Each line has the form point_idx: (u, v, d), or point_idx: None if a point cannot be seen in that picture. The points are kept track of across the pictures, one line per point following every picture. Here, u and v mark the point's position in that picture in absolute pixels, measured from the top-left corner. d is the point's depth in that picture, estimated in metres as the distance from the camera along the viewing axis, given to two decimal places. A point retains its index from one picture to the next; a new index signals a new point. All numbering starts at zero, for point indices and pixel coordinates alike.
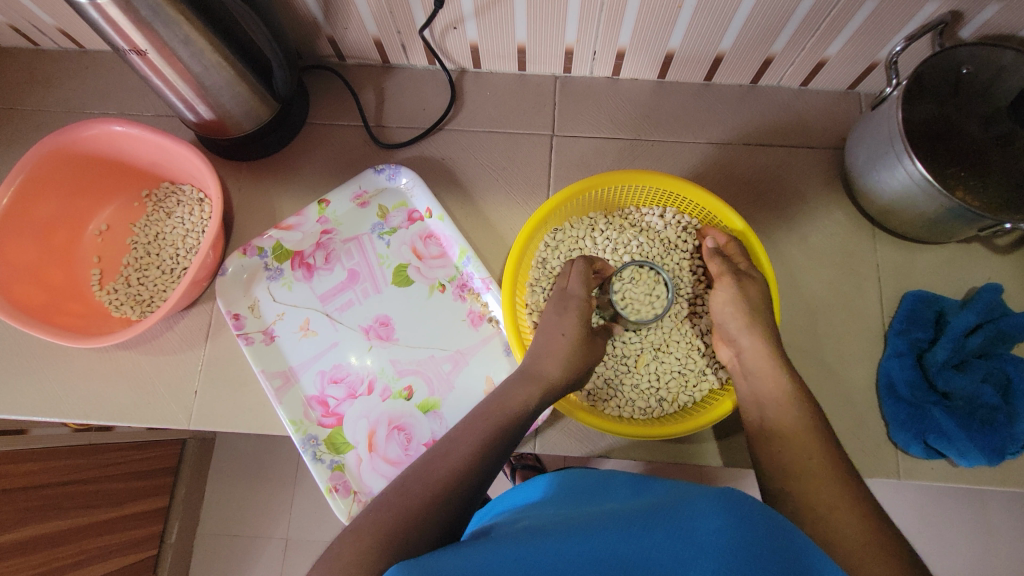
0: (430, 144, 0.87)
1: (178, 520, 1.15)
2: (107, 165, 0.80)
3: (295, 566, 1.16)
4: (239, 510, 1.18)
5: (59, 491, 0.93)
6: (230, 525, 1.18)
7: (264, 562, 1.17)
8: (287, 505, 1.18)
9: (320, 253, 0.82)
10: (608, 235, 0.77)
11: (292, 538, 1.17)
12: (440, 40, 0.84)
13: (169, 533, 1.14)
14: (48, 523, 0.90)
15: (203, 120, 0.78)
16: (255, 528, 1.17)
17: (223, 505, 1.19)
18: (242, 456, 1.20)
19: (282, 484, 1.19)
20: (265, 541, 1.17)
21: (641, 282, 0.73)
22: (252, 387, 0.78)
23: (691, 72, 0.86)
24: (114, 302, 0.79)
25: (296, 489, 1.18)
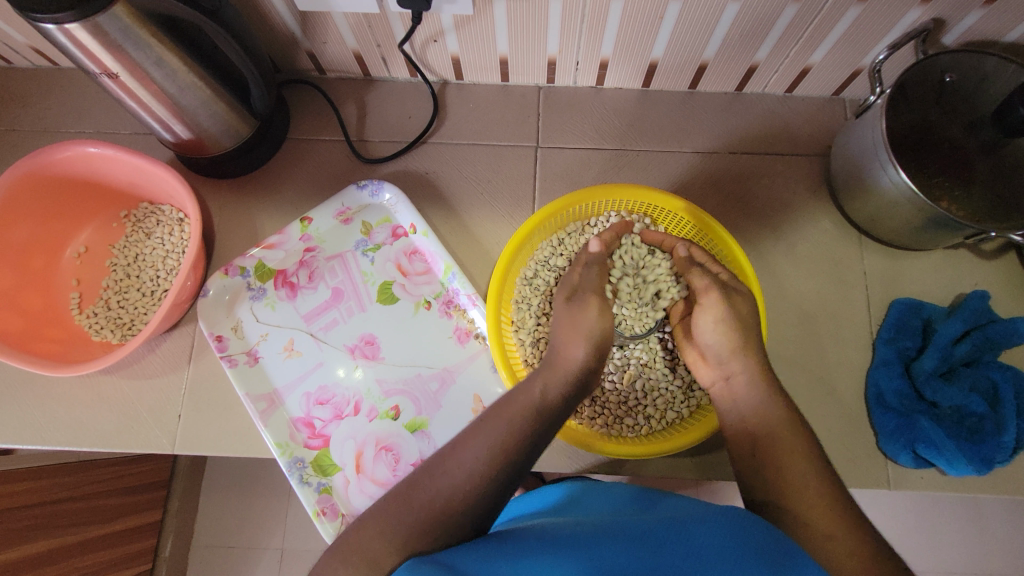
0: (414, 157, 0.86)
1: (173, 534, 1.14)
2: (82, 187, 0.79)
3: None
4: (233, 522, 1.17)
5: (49, 511, 0.93)
6: (224, 538, 1.17)
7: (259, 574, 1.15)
8: (281, 516, 1.17)
9: (303, 271, 0.81)
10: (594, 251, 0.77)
11: (287, 549, 1.16)
12: (421, 53, 0.82)
13: (162, 548, 1.13)
14: (40, 542, 0.90)
15: (181, 140, 0.76)
16: (249, 540, 1.16)
17: (216, 518, 1.18)
18: (234, 471, 1.19)
19: (276, 496, 1.18)
20: (259, 552, 1.16)
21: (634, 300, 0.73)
22: (237, 410, 0.77)
23: (675, 80, 0.86)
24: (94, 327, 0.78)
25: (290, 501, 1.17)
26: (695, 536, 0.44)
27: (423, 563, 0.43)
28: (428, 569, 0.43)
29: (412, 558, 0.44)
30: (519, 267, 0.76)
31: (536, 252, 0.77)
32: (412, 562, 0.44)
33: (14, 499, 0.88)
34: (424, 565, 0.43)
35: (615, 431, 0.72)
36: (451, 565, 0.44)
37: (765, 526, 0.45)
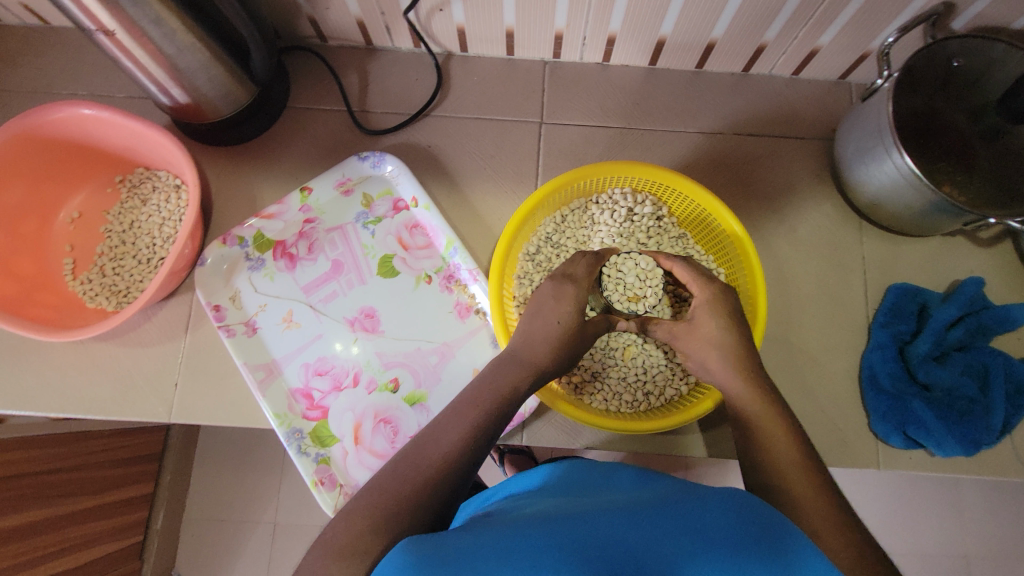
0: (416, 129, 0.85)
1: (165, 506, 1.16)
2: (75, 149, 0.77)
3: (283, 549, 1.18)
4: (227, 497, 1.20)
5: (40, 481, 0.92)
6: (218, 511, 1.19)
7: (252, 546, 1.18)
8: (275, 491, 1.19)
9: (302, 242, 0.80)
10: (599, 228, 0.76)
11: (279, 522, 1.19)
12: (426, 22, 0.81)
13: (154, 520, 1.14)
14: (30, 512, 0.90)
15: (178, 104, 0.75)
16: (242, 514, 1.19)
17: (210, 492, 1.20)
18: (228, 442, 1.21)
19: (270, 471, 1.20)
20: (253, 525, 1.18)
21: (643, 276, 0.71)
22: (234, 380, 0.76)
23: (682, 59, 0.85)
24: (88, 293, 0.77)
25: (283, 476, 1.19)
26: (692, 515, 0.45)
27: (421, 542, 0.43)
28: (425, 549, 0.42)
29: (409, 537, 0.44)
30: (522, 243, 0.75)
31: (541, 227, 0.76)
32: (408, 542, 0.43)
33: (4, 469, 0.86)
34: (420, 544, 0.43)
35: (613, 407, 0.72)
36: (449, 543, 0.43)
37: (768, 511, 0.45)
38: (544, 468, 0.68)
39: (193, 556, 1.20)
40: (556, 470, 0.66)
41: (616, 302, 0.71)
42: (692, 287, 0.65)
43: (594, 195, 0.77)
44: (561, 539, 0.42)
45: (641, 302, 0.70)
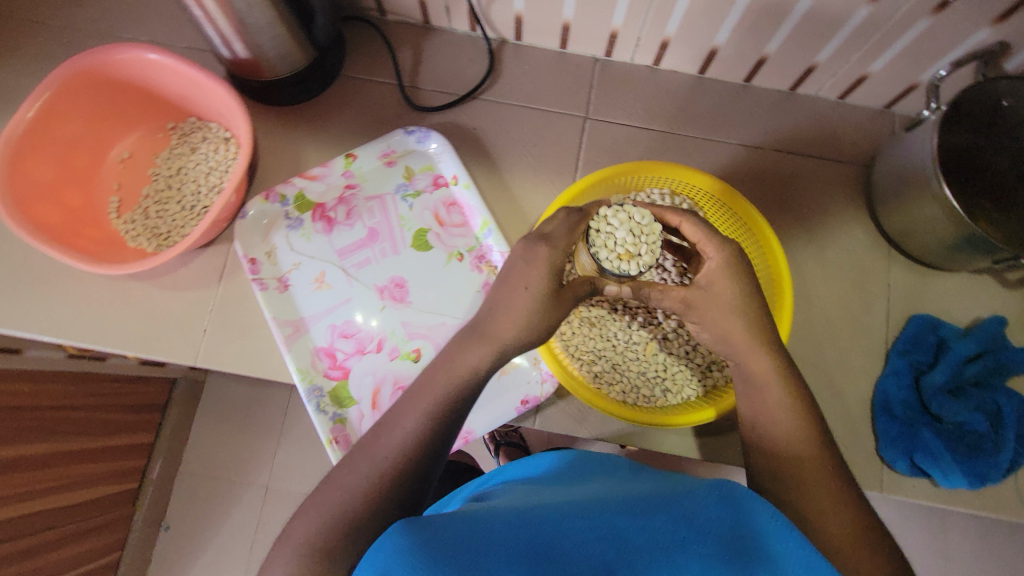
0: (463, 111, 0.86)
1: (161, 461, 1.29)
2: (134, 91, 0.79)
3: (269, 508, 1.32)
4: (222, 460, 1.34)
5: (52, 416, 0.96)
6: (211, 469, 1.34)
7: (241, 508, 1.33)
8: (270, 454, 1.33)
9: (341, 207, 0.82)
10: None
11: (271, 486, 1.34)
12: (486, 6, 0.82)
13: (150, 471, 1.26)
14: (46, 442, 0.95)
15: (238, 59, 0.76)
16: (235, 476, 1.34)
17: (207, 452, 1.34)
18: (229, 403, 1.36)
19: (270, 434, 1.36)
20: (243, 488, 1.32)
21: (634, 231, 0.64)
22: (261, 332, 0.78)
23: (731, 71, 0.86)
24: (130, 232, 0.79)
25: (282, 440, 1.34)
26: (689, 513, 0.46)
27: (416, 529, 0.44)
28: (419, 537, 0.43)
29: (404, 522, 0.44)
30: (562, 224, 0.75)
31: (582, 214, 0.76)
32: (402, 526, 0.44)
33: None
34: (416, 531, 0.44)
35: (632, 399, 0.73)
36: (445, 531, 0.44)
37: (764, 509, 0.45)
38: (547, 455, 0.69)
39: (184, 508, 1.33)
40: (555, 459, 0.67)
41: (604, 261, 0.64)
42: (707, 248, 0.61)
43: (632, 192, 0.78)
44: (557, 536, 0.43)
45: (633, 259, 0.64)
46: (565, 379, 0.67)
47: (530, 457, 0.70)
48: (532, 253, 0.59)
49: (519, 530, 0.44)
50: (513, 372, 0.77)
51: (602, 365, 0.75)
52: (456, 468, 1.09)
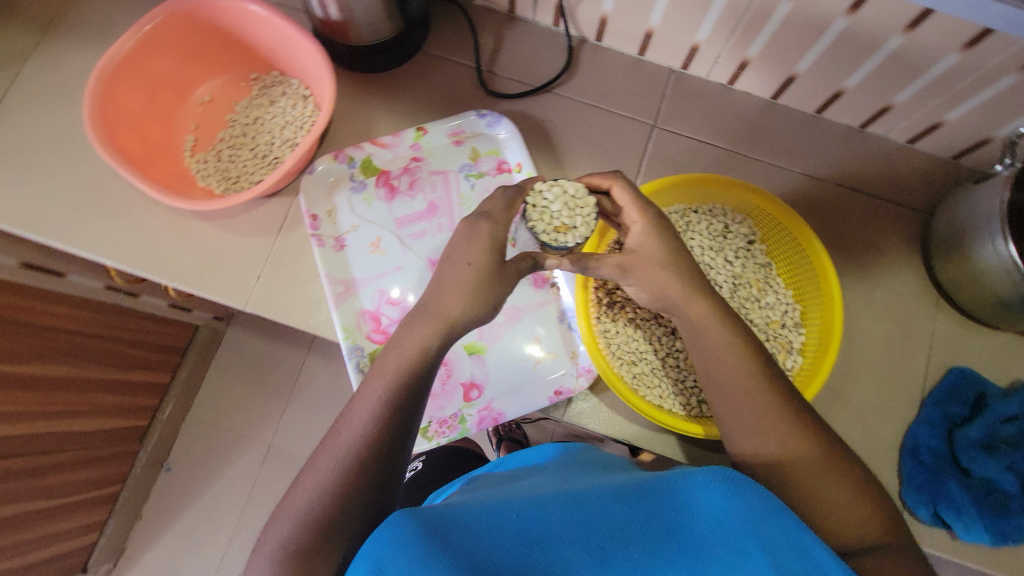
0: (535, 102, 0.88)
1: (173, 400, 1.53)
2: (226, 37, 0.81)
3: (270, 465, 1.57)
4: (233, 412, 1.60)
5: (35, 334, 1.05)
6: (221, 422, 1.60)
7: (248, 455, 1.58)
8: (278, 412, 1.60)
9: (405, 177, 0.84)
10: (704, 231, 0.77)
11: (273, 446, 1.58)
12: (574, 4, 0.83)
13: (162, 410, 1.51)
14: (60, 365, 1.12)
15: (330, 20, 0.78)
16: (239, 430, 1.59)
17: (216, 398, 1.61)
18: (244, 355, 1.63)
19: (279, 395, 1.61)
20: (250, 441, 1.58)
21: (568, 203, 0.66)
22: (312, 287, 0.80)
23: (804, 100, 0.86)
24: (201, 172, 0.82)
25: (289, 401, 1.60)
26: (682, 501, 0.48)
27: (416, 518, 0.48)
28: (419, 524, 0.47)
29: (401, 512, 0.49)
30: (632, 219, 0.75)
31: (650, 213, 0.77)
32: (403, 515, 0.48)
33: (16, 322, 1.01)
34: (415, 519, 0.48)
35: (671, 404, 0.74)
36: (442, 522, 0.49)
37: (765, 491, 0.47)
38: (549, 449, 0.82)
39: (190, 443, 1.59)
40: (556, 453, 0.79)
41: (541, 233, 0.66)
42: (632, 213, 0.64)
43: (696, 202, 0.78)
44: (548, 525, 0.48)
45: (569, 231, 0.66)
46: (608, 379, 0.68)
47: (535, 447, 0.84)
48: (474, 230, 0.62)
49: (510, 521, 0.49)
50: (550, 363, 0.79)
51: (644, 366, 0.76)
52: (461, 452, 1.12)
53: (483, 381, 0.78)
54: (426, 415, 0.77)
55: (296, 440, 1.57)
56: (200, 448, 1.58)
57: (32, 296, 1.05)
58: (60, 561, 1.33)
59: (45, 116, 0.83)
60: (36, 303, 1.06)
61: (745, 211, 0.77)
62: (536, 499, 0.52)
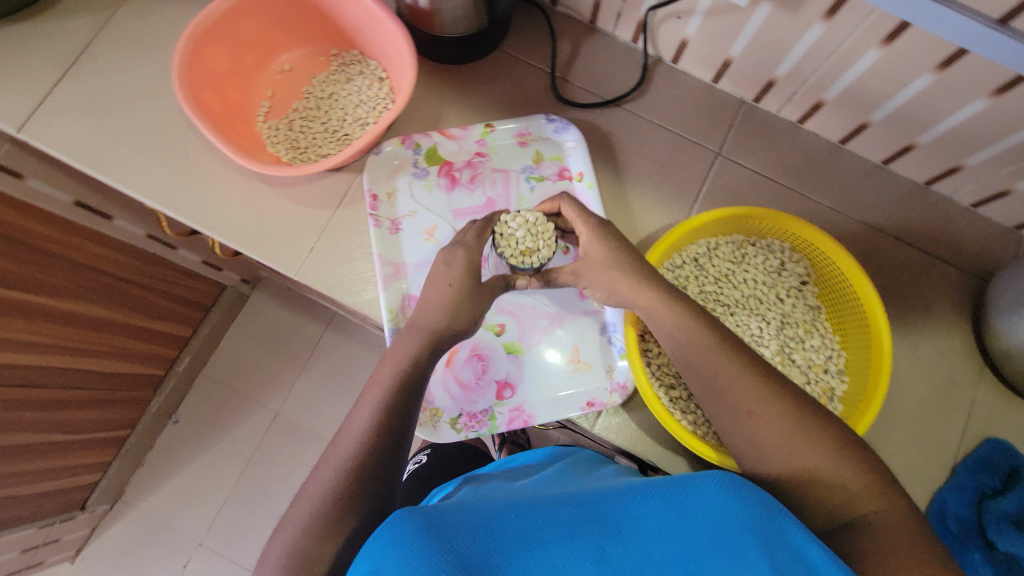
0: (603, 115, 0.89)
1: (191, 355, 1.55)
2: (315, 11, 0.83)
3: (274, 431, 1.58)
4: (246, 374, 1.62)
5: (73, 271, 1.08)
6: (233, 383, 1.62)
7: (255, 419, 1.59)
8: (291, 380, 1.62)
9: (467, 171, 0.85)
10: (760, 266, 0.77)
11: (279, 414, 1.59)
12: (657, 24, 0.84)
13: (178, 363, 1.54)
14: (92, 306, 1.14)
15: (417, 8, 0.80)
16: (249, 393, 1.61)
17: (231, 359, 1.63)
18: (265, 321, 1.65)
19: (293, 364, 1.62)
20: (258, 406, 1.60)
21: (529, 229, 0.77)
22: (363, 265, 0.81)
23: (872, 149, 0.86)
24: (272, 138, 0.83)
25: (302, 371, 1.62)
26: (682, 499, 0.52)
27: (419, 517, 0.50)
28: (423, 521, 0.50)
29: (402, 512, 0.51)
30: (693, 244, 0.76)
31: (710, 240, 0.77)
32: (405, 515, 0.50)
33: (58, 258, 1.04)
34: (417, 518, 0.50)
35: (706, 431, 0.75)
36: (444, 521, 0.51)
37: (755, 488, 0.52)
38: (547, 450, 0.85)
39: (200, 398, 1.61)
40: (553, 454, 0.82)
41: (510, 257, 0.77)
42: (581, 224, 0.72)
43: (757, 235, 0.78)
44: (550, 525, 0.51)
45: (533, 254, 0.76)
46: (649, 396, 0.69)
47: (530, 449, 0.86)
48: (452, 256, 0.73)
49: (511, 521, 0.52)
50: (585, 373, 0.80)
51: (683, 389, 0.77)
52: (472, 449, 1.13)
53: (517, 382, 0.79)
54: (456, 407, 0.78)
55: (303, 411, 1.59)
56: (209, 405, 1.60)
57: (77, 236, 1.08)
58: (64, 496, 1.36)
59: (131, 64, 0.85)
60: (80, 243, 1.09)
61: (804, 252, 0.77)
62: (540, 502, 0.55)
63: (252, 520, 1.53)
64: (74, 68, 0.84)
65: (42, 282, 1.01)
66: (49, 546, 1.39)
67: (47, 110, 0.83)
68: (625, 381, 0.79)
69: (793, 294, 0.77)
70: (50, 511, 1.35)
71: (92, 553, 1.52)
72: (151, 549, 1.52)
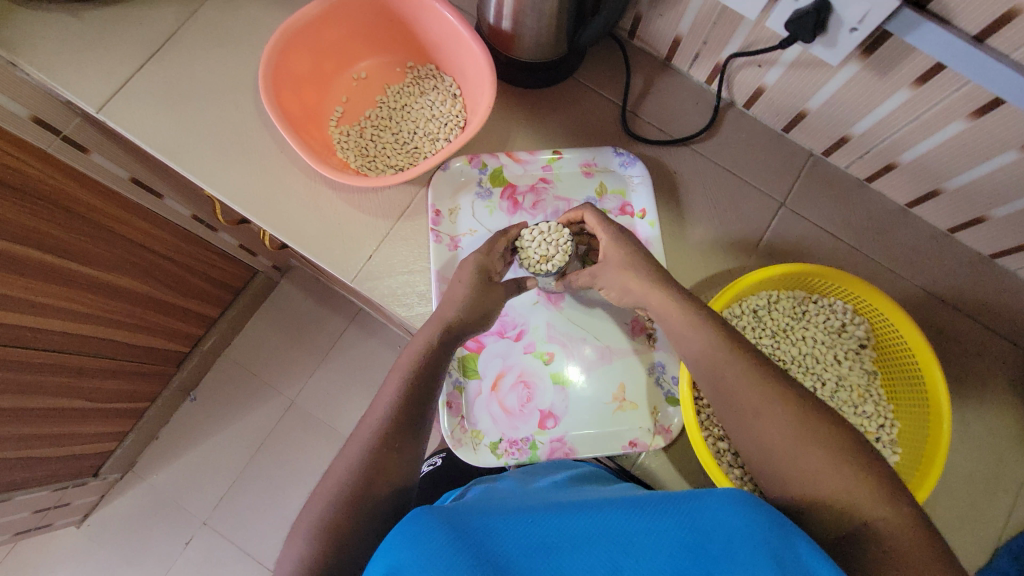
0: (670, 154, 0.89)
1: (216, 335, 1.55)
2: (398, 23, 0.84)
3: (288, 420, 1.57)
4: (267, 360, 1.61)
5: (120, 244, 1.07)
6: (253, 367, 1.61)
7: (271, 405, 1.58)
8: (310, 371, 1.61)
9: (531, 195, 0.85)
10: (819, 325, 0.78)
11: (295, 403, 1.58)
12: (735, 69, 0.83)
13: (204, 342, 1.53)
14: (132, 280, 1.14)
15: (499, 29, 0.80)
16: (268, 379, 1.60)
17: (253, 343, 1.62)
18: (291, 309, 1.64)
19: (314, 356, 1.61)
20: (275, 393, 1.59)
21: (544, 238, 0.77)
22: (420, 279, 0.82)
23: (940, 217, 0.85)
24: (342, 144, 0.84)
25: (321, 364, 1.61)
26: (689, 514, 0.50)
27: (436, 514, 0.50)
28: (442, 520, 0.50)
29: (422, 508, 0.50)
30: (751, 297, 0.77)
31: (770, 294, 0.77)
32: (423, 511, 0.50)
33: (109, 231, 1.04)
34: (435, 516, 0.50)
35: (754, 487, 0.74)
36: (463, 521, 0.51)
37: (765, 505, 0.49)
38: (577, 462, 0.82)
39: (218, 379, 1.60)
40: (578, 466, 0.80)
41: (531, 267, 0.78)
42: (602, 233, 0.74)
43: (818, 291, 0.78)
44: (568, 535, 0.49)
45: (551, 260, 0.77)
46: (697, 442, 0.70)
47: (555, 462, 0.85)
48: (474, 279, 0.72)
49: (529, 527, 0.50)
50: (629, 412, 0.80)
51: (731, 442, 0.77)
52: None
53: (560, 413, 0.79)
54: (498, 431, 0.78)
55: (320, 403, 1.58)
56: (228, 388, 1.60)
57: (132, 213, 1.08)
58: (80, 461, 1.36)
59: (212, 56, 0.87)
60: (130, 218, 1.08)
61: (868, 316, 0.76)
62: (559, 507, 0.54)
63: (257, 507, 1.52)
64: (158, 55, 0.86)
65: (92, 253, 1.01)
66: (58, 510, 1.39)
67: (128, 93, 0.85)
68: (669, 424, 0.79)
69: (851, 356, 0.77)
70: (64, 476, 1.35)
71: (97, 520, 1.52)
72: (155, 524, 1.52)
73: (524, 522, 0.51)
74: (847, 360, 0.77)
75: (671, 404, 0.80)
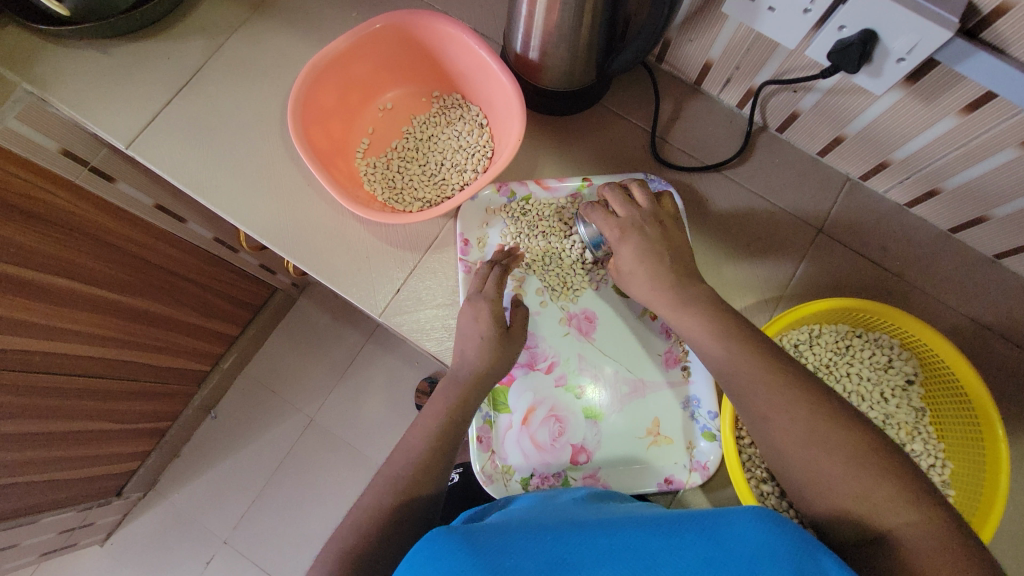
0: (700, 179, 0.87)
1: (236, 354, 1.54)
2: (424, 54, 0.83)
3: (307, 438, 1.56)
4: (286, 378, 1.60)
5: (146, 268, 1.07)
6: (272, 386, 1.60)
7: (289, 424, 1.57)
8: (328, 389, 1.59)
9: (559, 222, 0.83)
10: (864, 361, 0.77)
11: (313, 421, 1.57)
12: (769, 95, 0.82)
13: (224, 360, 1.53)
14: (157, 304, 1.13)
15: (526, 58, 0.78)
16: (287, 397, 1.59)
17: (272, 360, 1.61)
18: (309, 326, 1.63)
19: (332, 374, 1.60)
20: (295, 411, 1.58)
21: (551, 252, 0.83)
22: (449, 311, 0.81)
23: (986, 242, 0.81)
24: (368, 176, 0.84)
25: (339, 382, 1.59)
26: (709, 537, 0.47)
27: (452, 534, 0.49)
28: (455, 538, 0.48)
29: (439, 529, 0.49)
30: (793, 332, 0.77)
31: (812, 330, 0.77)
32: (440, 531, 0.49)
33: (136, 257, 1.04)
34: (453, 534, 0.49)
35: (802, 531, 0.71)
36: (484, 538, 0.49)
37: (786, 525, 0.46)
38: None
39: (237, 397, 1.59)
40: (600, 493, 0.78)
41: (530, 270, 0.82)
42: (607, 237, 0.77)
43: (862, 323, 0.77)
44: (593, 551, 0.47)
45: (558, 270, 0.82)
46: (739, 482, 0.68)
47: None
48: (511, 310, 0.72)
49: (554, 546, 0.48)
50: (663, 448, 0.78)
51: (776, 485, 0.75)
52: None
53: (592, 448, 0.78)
54: (529, 467, 0.76)
55: (339, 421, 1.57)
56: (247, 405, 1.59)
57: (159, 240, 1.08)
58: (103, 482, 1.36)
59: (239, 87, 0.87)
60: (157, 244, 1.08)
61: (915, 351, 0.75)
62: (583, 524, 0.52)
63: (278, 526, 1.51)
64: (185, 89, 0.86)
65: (119, 280, 1.01)
66: (83, 529, 1.39)
67: (157, 126, 0.85)
68: (706, 460, 0.78)
69: (899, 394, 0.76)
70: (87, 496, 1.35)
71: (121, 539, 1.53)
72: (177, 543, 1.51)
73: (554, 535, 0.49)
74: (894, 397, 0.76)
75: (706, 439, 0.78)
